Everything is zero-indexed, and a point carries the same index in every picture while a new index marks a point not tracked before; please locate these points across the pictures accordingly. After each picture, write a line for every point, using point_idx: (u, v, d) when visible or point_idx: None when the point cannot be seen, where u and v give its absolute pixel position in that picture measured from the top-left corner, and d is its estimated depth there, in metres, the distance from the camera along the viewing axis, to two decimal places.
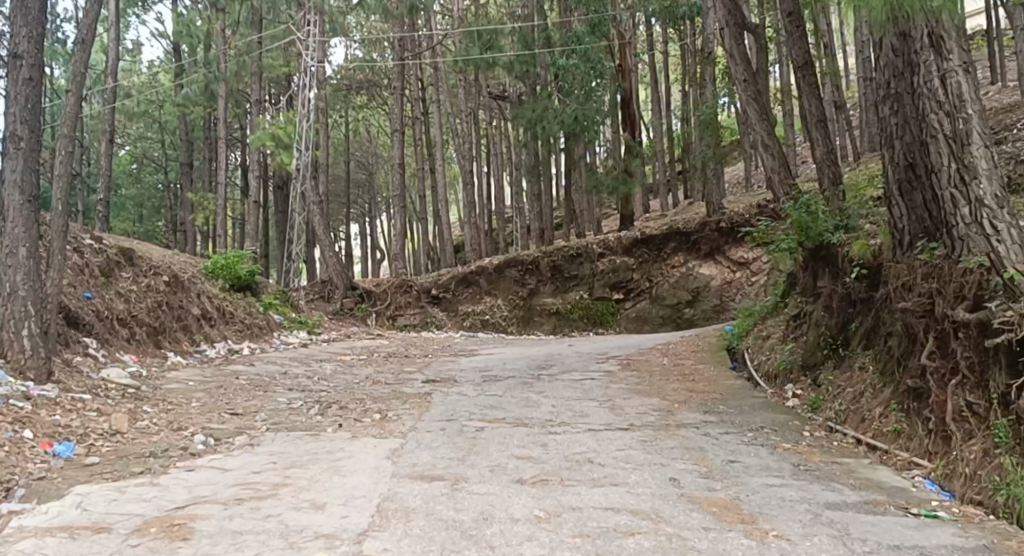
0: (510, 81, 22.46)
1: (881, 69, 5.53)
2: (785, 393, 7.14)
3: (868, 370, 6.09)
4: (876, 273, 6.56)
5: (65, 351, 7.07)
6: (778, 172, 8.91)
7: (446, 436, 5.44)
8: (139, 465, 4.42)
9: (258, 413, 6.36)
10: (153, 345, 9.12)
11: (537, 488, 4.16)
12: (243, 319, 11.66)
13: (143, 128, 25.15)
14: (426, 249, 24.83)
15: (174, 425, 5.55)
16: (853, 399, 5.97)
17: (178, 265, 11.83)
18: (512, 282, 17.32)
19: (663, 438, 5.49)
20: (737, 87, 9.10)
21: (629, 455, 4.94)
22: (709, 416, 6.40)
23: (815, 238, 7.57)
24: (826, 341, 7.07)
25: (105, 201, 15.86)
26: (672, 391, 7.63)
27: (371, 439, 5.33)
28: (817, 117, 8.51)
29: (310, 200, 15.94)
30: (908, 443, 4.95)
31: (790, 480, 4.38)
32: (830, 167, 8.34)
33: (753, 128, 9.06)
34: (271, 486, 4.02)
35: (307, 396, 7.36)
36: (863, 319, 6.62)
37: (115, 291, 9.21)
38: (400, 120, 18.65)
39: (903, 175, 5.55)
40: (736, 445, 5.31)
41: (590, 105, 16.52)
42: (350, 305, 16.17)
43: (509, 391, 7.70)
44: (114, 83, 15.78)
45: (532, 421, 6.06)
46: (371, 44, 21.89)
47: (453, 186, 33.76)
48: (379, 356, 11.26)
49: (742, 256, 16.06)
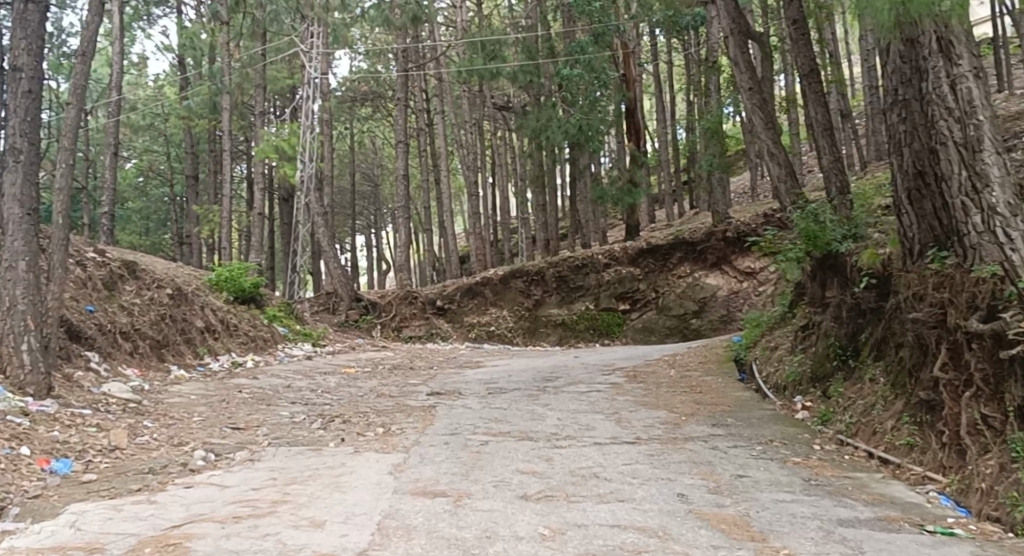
0: (514, 92, 22.47)
1: (889, 76, 5.48)
2: (794, 405, 7.04)
3: (879, 381, 5.99)
4: (886, 283, 6.48)
5: (66, 365, 7.02)
6: (784, 181, 8.85)
7: (449, 451, 5.36)
8: (136, 482, 4.36)
9: (260, 427, 6.29)
10: (156, 359, 9.07)
11: (542, 504, 4.07)
12: (246, 332, 11.60)
13: (148, 141, 25.23)
14: (431, 260, 24.77)
15: (174, 440, 5.48)
16: (864, 411, 5.87)
17: (181, 277, 11.79)
18: (517, 293, 17.23)
19: (670, 452, 5.40)
20: (742, 96, 9.00)
21: (636, 470, 4.84)
22: (717, 428, 6.31)
23: (823, 248, 7.49)
24: (835, 351, 6.97)
25: (110, 213, 15.85)
26: (679, 403, 7.54)
27: (373, 453, 5.25)
28: (823, 125, 8.39)
29: (315, 211, 15.91)
30: (921, 457, 4.84)
31: (801, 495, 4.28)
32: (837, 176, 8.25)
33: (759, 137, 8.97)
34: (270, 503, 3.94)
35: (310, 409, 7.29)
36: (873, 329, 6.54)
37: (118, 305, 9.17)
38: (405, 132, 18.64)
39: (913, 184, 5.50)
40: (745, 458, 5.21)
41: (594, 115, 16.49)
42: (355, 317, 16.22)
43: (514, 404, 7.61)
44: (118, 97, 15.81)
45: (537, 435, 5.97)
46: (375, 55, 21.94)
47: (458, 197, 33.75)
48: (384, 369, 11.18)
49: (749, 265, 16.04)
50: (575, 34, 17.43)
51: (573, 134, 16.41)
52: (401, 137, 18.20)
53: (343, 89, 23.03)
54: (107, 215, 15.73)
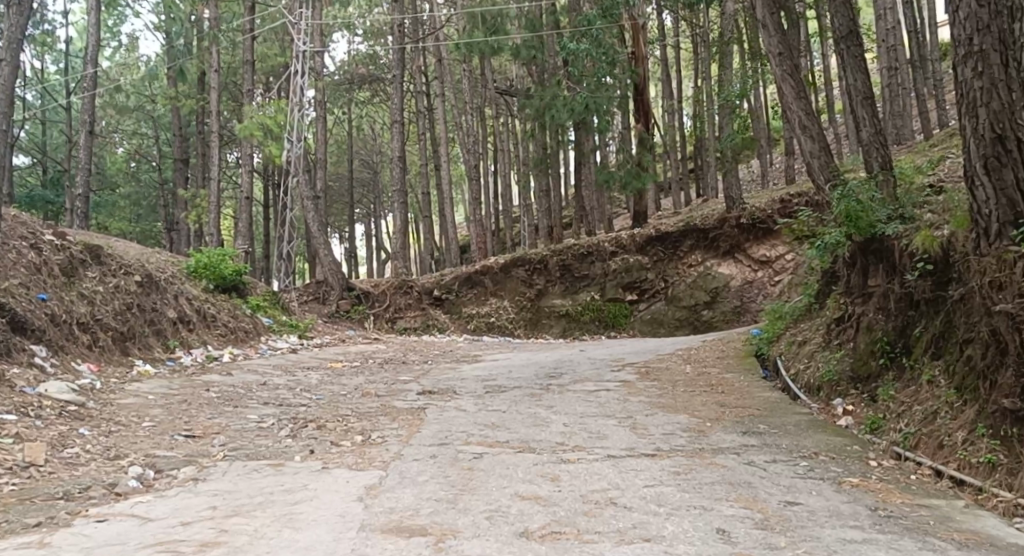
0: (516, 73, 21.51)
1: (961, 22, 4.72)
2: (834, 410, 6.15)
3: (941, 385, 5.12)
4: (944, 268, 5.66)
5: (1, 362, 6.20)
6: (818, 156, 7.88)
7: (435, 467, 4.47)
8: (36, 512, 3.48)
9: (219, 435, 5.42)
10: (119, 353, 8.25)
11: (546, 547, 3.19)
12: (226, 323, 10.74)
13: (138, 124, 24.36)
14: (429, 249, 23.89)
15: (110, 454, 4.63)
16: (922, 417, 5.00)
17: (155, 263, 10.93)
18: (519, 282, 16.42)
19: (699, 469, 4.51)
20: (771, 62, 8.01)
21: (662, 494, 3.95)
22: (748, 438, 5.42)
23: (866, 230, 6.60)
24: (881, 349, 6.13)
25: (84, 194, 14.99)
26: (700, 407, 6.64)
27: (343, 471, 4.38)
28: (862, 93, 7.36)
29: (304, 194, 14.93)
30: (1011, 481, 3.98)
31: (875, 534, 3.39)
32: (878, 149, 7.28)
33: (790, 107, 8.00)
34: (197, 547, 3.08)
35: (283, 412, 6.42)
36: (928, 322, 5.69)
37: (78, 293, 8.32)
38: (401, 113, 17.68)
39: (989, 150, 4.68)
40: (790, 479, 4.31)
41: (601, 93, 15.59)
42: (347, 307, 15.23)
43: (514, 406, 6.71)
44: (93, 71, 14.93)
45: (540, 446, 5.08)
46: (374, 35, 20.97)
47: (459, 185, 32.86)
48: (374, 363, 10.33)
49: (764, 254, 15.04)
50: (581, 9, 16.50)
51: (579, 114, 15.45)
52: (399, 117, 17.22)
53: (341, 71, 22.21)
54: (82, 198, 14.92)
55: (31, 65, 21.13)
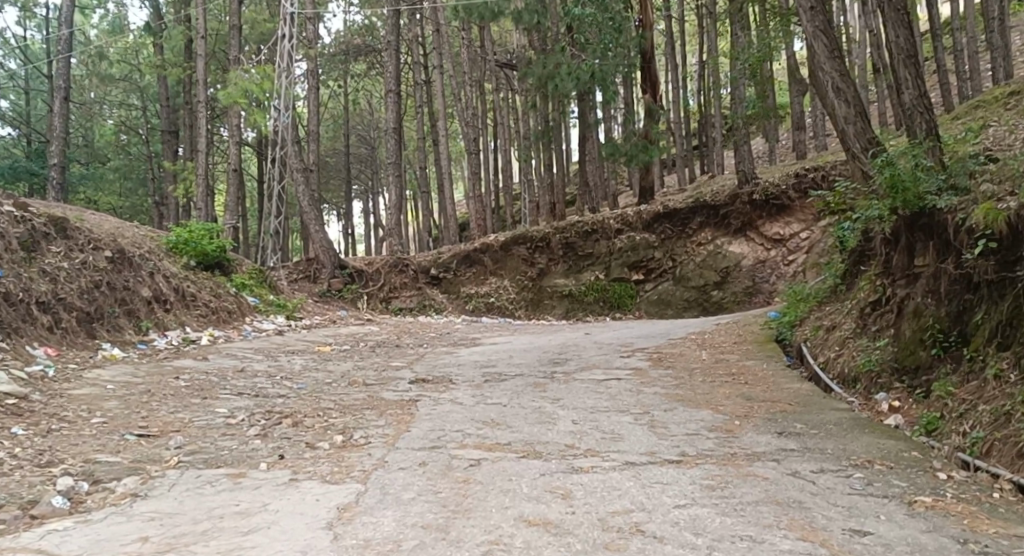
0: (517, 43, 20.58)
1: None
2: (879, 407, 5.43)
3: (1014, 381, 4.39)
4: (1012, 244, 4.89)
5: None
6: (853, 121, 7.02)
7: (423, 480, 3.76)
8: None
9: (177, 433, 4.71)
10: (84, 335, 7.54)
11: None
12: (207, 302, 10.00)
13: (125, 94, 23.51)
14: (427, 227, 23.04)
15: (42, 459, 3.95)
16: (992, 419, 4.27)
17: (131, 238, 10.16)
18: (520, 261, 15.75)
19: (737, 483, 3.80)
20: (802, 18, 7.15)
21: (699, 518, 3.26)
22: (785, 441, 4.70)
23: (913, 204, 5.83)
24: (932, 338, 5.41)
25: (60, 164, 14.16)
26: (724, 401, 5.91)
27: (313, 484, 3.68)
28: (907, 50, 6.45)
29: (293, 167, 14.12)
30: None
31: None
32: (923, 114, 6.38)
33: (822, 69, 7.15)
34: None
35: (258, 405, 5.70)
36: (991, 308, 4.96)
37: (38, 269, 7.55)
38: (397, 83, 16.82)
39: None
40: (848, 497, 3.60)
41: (609, 59, 14.71)
42: (338, 287, 14.47)
43: (515, 399, 5.99)
44: (69, 31, 14.06)
45: (547, 451, 4.38)
46: (370, 6, 20.08)
47: (458, 162, 32.01)
48: (365, 347, 9.58)
49: (777, 232, 14.13)
50: None
51: (585, 82, 14.67)
52: (393, 87, 16.33)
53: (336, 42, 21.37)
54: (57, 170, 14.14)
55: (14, 31, 20.22)
